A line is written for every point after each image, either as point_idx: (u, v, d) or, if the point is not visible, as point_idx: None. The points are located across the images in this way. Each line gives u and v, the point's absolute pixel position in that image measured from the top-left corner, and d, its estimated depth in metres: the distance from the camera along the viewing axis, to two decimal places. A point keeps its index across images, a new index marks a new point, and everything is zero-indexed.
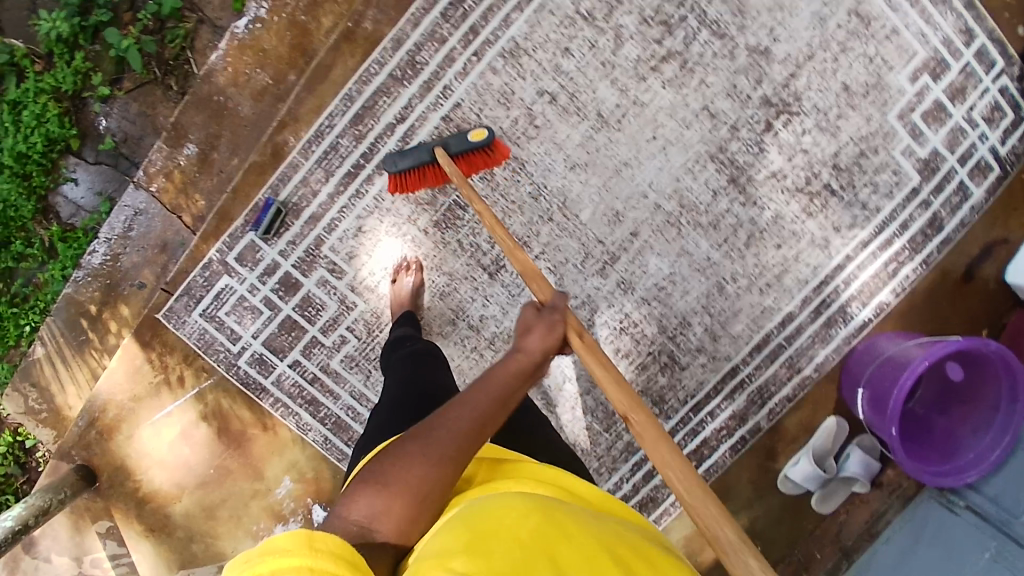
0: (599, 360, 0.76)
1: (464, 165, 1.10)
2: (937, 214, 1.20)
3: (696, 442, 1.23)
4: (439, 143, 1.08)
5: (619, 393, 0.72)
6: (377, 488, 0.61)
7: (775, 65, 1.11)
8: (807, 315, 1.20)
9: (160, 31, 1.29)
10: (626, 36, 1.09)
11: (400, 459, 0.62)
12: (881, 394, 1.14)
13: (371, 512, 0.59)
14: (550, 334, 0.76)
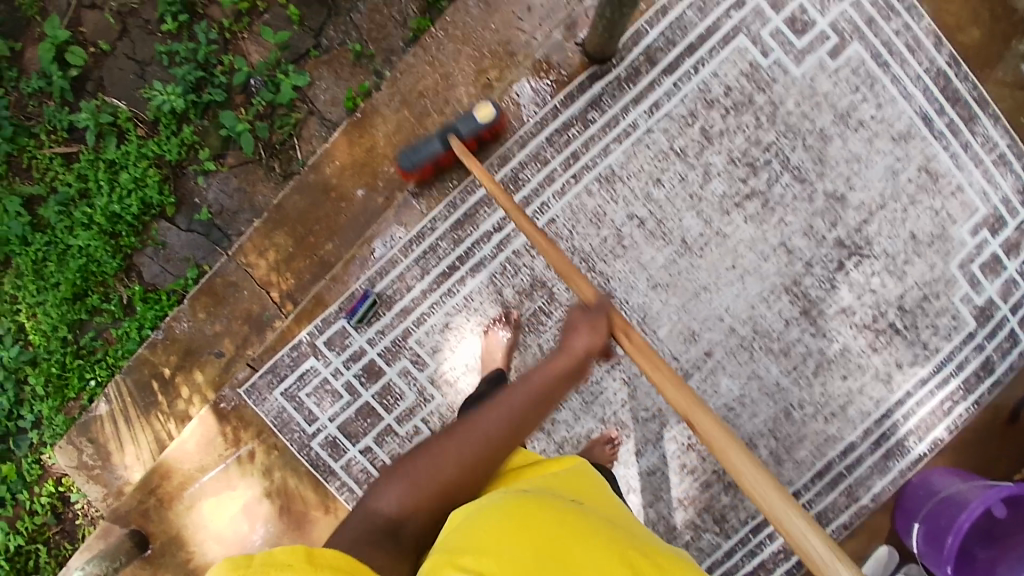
0: (646, 354, 0.77)
1: (473, 145, 1.18)
2: (990, 356, 1.25)
3: (753, 563, 1.25)
4: (451, 130, 1.15)
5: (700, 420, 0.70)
6: (409, 481, 0.68)
7: (849, 211, 1.21)
8: (867, 446, 1.25)
9: (271, 117, 1.36)
10: (714, 173, 1.20)
11: (426, 461, 0.69)
12: (938, 532, 1.17)
13: (397, 501, 0.67)
14: (593, 334, 0.77)
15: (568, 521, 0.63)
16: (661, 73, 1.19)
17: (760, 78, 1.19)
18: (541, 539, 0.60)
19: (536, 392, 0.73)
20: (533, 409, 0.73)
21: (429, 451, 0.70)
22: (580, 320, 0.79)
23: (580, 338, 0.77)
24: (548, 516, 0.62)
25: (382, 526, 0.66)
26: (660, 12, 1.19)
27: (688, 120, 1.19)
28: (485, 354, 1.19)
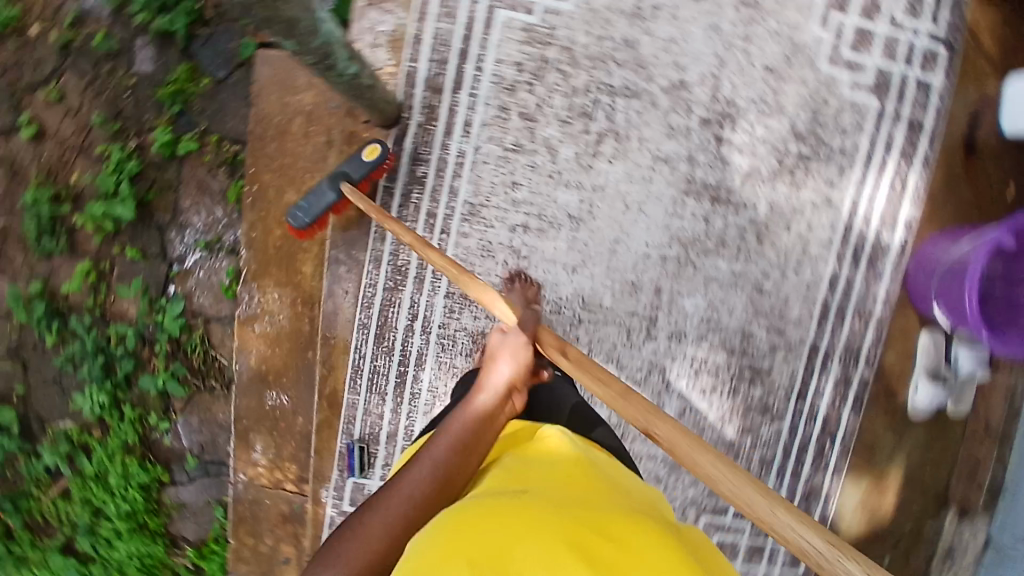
0: (589, 366, 0.77)
1: (366, 185, 1.13)
2: (912, 118, 1.20)
3: (820, 423, 1.26)
4: (341, 175, 1.10)
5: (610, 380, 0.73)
6: (333, 548, 0.63)
7: (695, 89, 1.17)
8: (849, 266, 1.23)
9: (180, 349, 1.41)
10: (556, 143, 1.17)
11: (368, 524, 0.65)
12: (955, 302, 1.15)
13: (338, 572, 0.61)
14: (513, 355, 0.84)
15: (512, 522, 0.54)
16: (452, 90, 1.17)
17: (539, 36, 1.16)
18: (468, 558, 0.50)
19: (463, 436, 0.73)
20: (479, 425, 0.75)
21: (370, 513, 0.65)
22: (501, 346, 0.86)
23: (501, 368, 0.83)
24: (489, 528, 0.54)
25: None
26: (417, 41, 1.16)
27: (504, 114, 1.17)
28: None
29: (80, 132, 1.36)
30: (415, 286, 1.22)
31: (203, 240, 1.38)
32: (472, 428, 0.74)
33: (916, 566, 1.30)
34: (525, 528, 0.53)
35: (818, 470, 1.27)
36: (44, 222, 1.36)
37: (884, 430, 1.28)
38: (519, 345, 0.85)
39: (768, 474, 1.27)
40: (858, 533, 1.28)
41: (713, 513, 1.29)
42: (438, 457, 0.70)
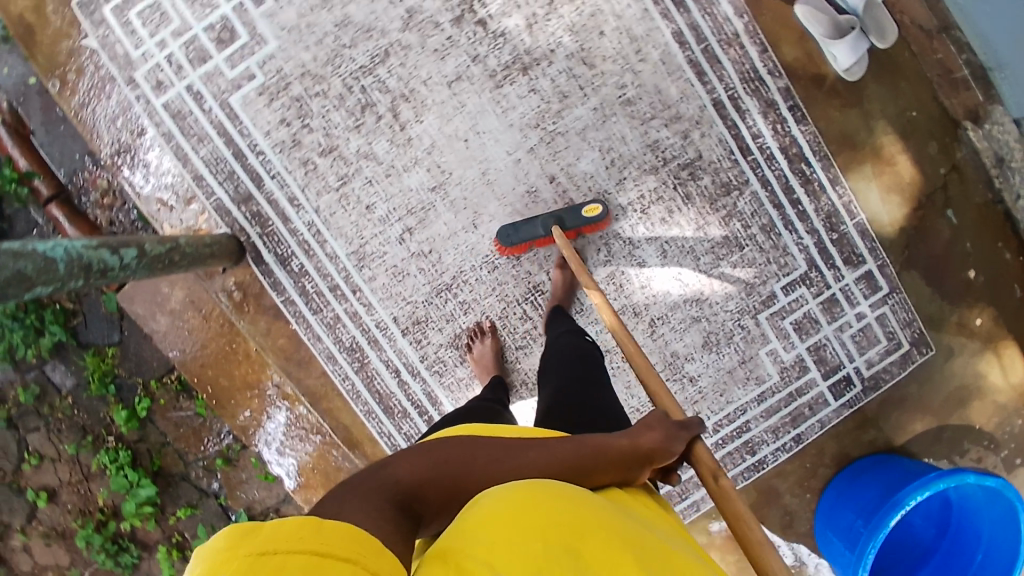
0: (724, 484, 0.71)
1: (570, 233, 1.17)
2: None
3: (783, 157, 1.20)
4: (557, 220, 1.14)
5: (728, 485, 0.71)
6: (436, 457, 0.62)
7: (428, 5, 1.13)
8: (680, 13, 1.15)
9: None
10: (370, 149, 1.16)
11: (459, 462, 0.63)
12: None
13: (412, 477, 0.60)
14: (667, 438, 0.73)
15: (587, 514, 0.53)
16: (258, 187, 1.16)
17: (274, 86, 1.14)
18: (539, 529, 0.49)
19: (579, 454, 0.65)
20: (610, 463, 0.67)
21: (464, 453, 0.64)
22: (660, 420, 0.76)
23: (653, 434, 0.73)
24: (560, 506, 0.52)
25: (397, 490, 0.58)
26: (200, 180, 1.16)
27: (309, 165, 1.16)
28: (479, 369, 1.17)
29: (75, 468, 1.46)
30: (376, 350, 1.20)
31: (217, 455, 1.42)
32: (594, 454, 0.66)
33: (980, 197, 1.26)
34: (598, 526, 0.52)
35: (816, 193, 1.21)
36: (115, 541, 1.46)
37: (838, 113, 1.21)
38: (678, 435, 0.75)
39: (779, 234, 1.21)
40: (906, 213, 1.24)
41: (768, 307, 1.23)
42: (556, 452, 0.64)
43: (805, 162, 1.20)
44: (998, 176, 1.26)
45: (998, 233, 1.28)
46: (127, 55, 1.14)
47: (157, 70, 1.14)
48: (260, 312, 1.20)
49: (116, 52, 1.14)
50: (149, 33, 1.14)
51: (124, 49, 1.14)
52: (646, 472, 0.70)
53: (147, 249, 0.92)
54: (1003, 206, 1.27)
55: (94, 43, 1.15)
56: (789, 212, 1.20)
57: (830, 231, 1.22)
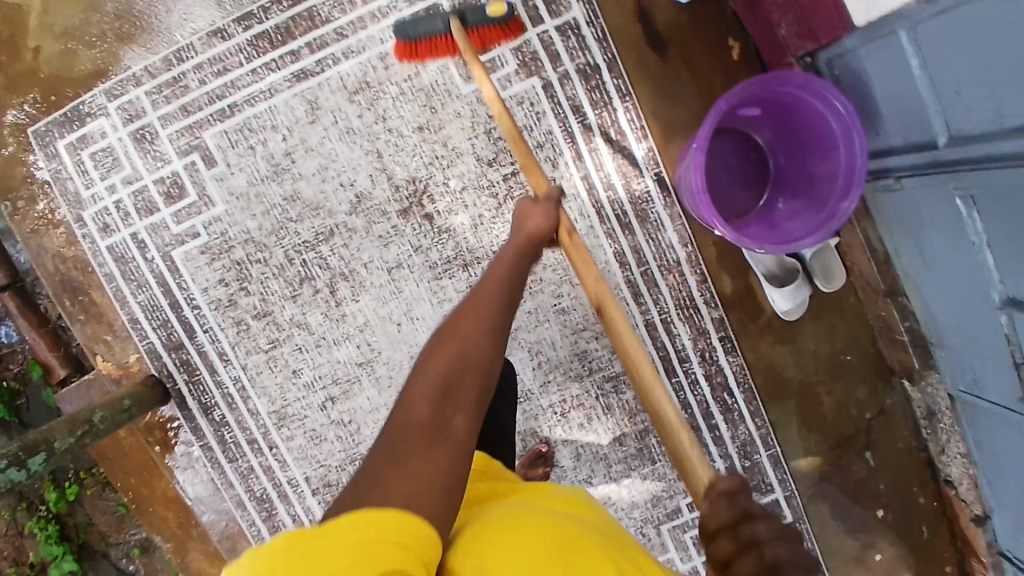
0: (581, 256, 0.79)
1: (478, 41, 0.95)
2: (580, 70, 1.12)
3: (707, 383, 1.21)
4: (453, 13, 0.92)
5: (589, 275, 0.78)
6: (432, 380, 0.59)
7: (376, 193, 1.15)
8: (625, 236, 1.17)
9: None
10: (303, 318, 1.18)
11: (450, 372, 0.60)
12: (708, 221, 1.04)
13: (431, 400, 0.57)
14: (548, 212, 0.80)
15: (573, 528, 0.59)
16: (190, 338, 1.19)
17: (218, 248, 1.16)
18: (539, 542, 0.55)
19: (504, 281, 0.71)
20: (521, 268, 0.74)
21: (419, 379, 0.59)
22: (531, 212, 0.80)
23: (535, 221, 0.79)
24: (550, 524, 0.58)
25: (424, 425, 0.56)
26: (136, 324, 1.19)
27: (242, 325, 1.18)
28: None
29: (10, 524, 1.50)
30: (286, 503, 1.24)
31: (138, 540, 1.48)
32: (510, 265, 0.73)
33: (902, 442, 1.25)
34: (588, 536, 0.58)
35: (735, 421, 1.22)
36: None
37: (772, 348, 1.21)
38: (553, 208, 0.81)
39: None
40: (823, 449, 1.25)
41: (671, 519, 1.24)
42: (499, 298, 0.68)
43: (727, 391, 1.21)
44: (926, 426, 1.23)
45: (917, 477, 1.26)
46: (78, 194, 1.16)
47: (105, 213, 1.16)
48: (183, 448, 1.25)
49: (67, 188, 1.17)
50: (100, 175, 1.15)
51: (76, 186, 1.16)
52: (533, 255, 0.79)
53: (55, 447, 0.98)
54: (926, 452, 1.25)
55: (46, 174, 1.17)
56: (704, 436, 1.22)
57: (742, 458, 1.24)
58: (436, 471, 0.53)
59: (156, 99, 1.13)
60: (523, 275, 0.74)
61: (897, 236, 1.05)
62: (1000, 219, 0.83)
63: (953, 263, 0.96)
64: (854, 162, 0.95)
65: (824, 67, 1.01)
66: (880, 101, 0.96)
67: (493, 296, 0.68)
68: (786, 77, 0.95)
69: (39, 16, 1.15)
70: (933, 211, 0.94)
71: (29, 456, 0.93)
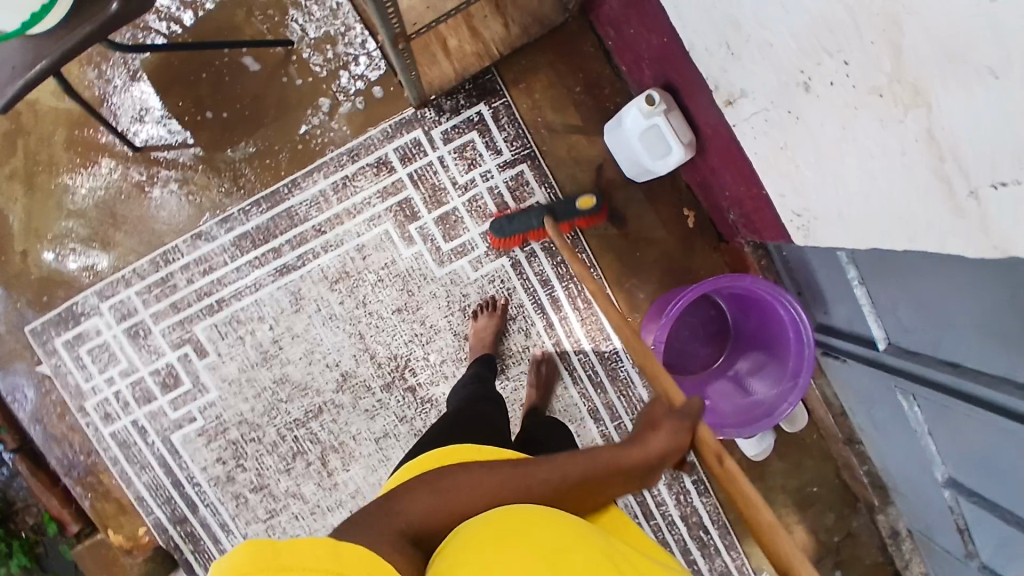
0: (723, 462, 0.66)
1: (564, 228, 1.13)
2: (545, 247, 1.20)
3: (684, 523, 1.27)
4: (548, 210, 1.10)
5: (636, 345, 0.78)
6: (437, 492, 0.57)
7: (360, 370, 1.22)
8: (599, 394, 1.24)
9: None
10: (297, 488, 1.24)
11: (459, 491, 0.58)
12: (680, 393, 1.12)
13: (421, 514, 0.56)
14: (676, 436, 0.68)
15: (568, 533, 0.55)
16: (193, 511, 1.25)
17: (213, 430, 1.23)
18: (529, 551, 0.51)
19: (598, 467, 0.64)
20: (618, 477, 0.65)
21: (415, 494, 0.57)
22: (664, 419, 0.69)
23: (661, 437, 0.68)
24: (544, 531, 0.54)
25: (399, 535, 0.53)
26: (142, 502, 1.25)
27: (241, 498, 1.25)
28: (475, 341, 1.17)
29: None
30: None
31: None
32: (610, 455, 0.65)
33: (869, 558, 1.29)
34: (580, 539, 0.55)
35: (714, 557, 1.27)
36: None
37: None
38: (683, 428, 0.69)
39: None
40: None
41: None
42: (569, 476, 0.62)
43: (704, 529, 1.26)
44: (891, 544, 1.28)
45: None
46: (78, 386, 1.23)
47: (106, 403, 1.23)
48: None
49: (68, 381, 1.23)
50: (98, 369, 1.22)
51: (75, 380, 1.23)
52: (655, 472, 0.68)
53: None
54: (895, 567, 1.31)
55: (46, 368, 1.23)
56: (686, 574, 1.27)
57: None
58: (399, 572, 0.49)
59: (147, 298, 1.20)
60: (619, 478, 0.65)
61: (848, 397, 1.13)
62: (936, 420, 0.90)
63: (900, 435, 1.03)
64: (801, 344, 1.04)
65: (773, 249, 1.09)
66: (824, 286, 1.02)
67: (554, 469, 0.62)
68: (734, 278, 1.03)
69: (22, 223, 1.20)
70: (879, 392, 1.01)
71: None
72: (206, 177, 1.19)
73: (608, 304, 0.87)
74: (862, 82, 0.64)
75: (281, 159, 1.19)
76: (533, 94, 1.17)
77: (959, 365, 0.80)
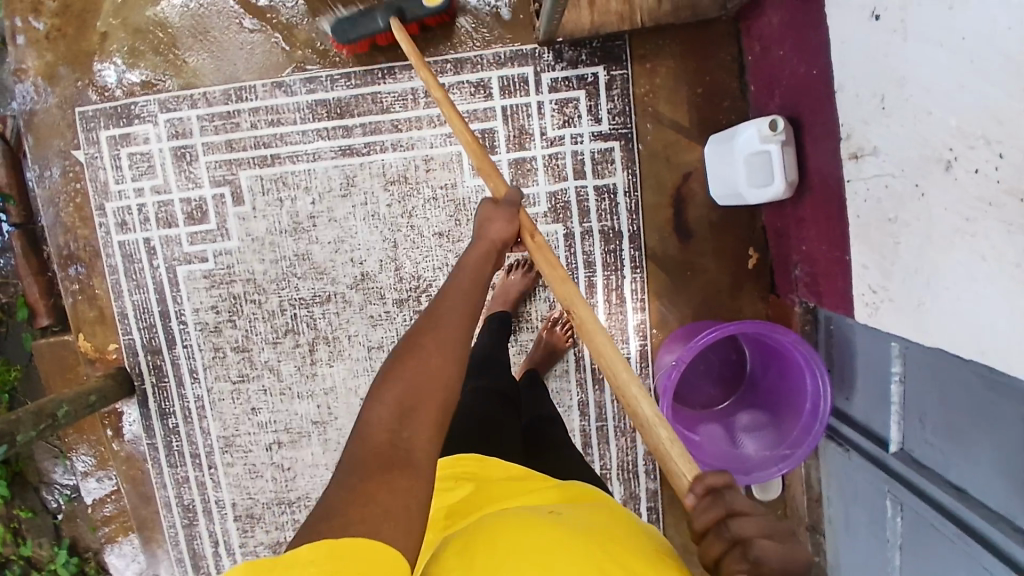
0: (545, 253, 0.75)
1: (412, 28, 1.10)
2: (603, 229, 1.16)
3: None
4: (396, 10, 1.04)
5: (475, 152, 0.82)
6: (398, 383, 0.58)
7: (380, 276, 1.19)
8: (595, 391, 1.22)
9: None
10: (276, 363, 1.23)
11: (414, 377, 0.58)
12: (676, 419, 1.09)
13: (389, 416, 0.56)
14: (507, 220, 0.78)
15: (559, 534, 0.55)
16: (169, 346, 1.24)
17: (220, 277, 1.20)
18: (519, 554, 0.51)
19: (472, 291, 0.69)
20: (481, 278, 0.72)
21: (377, 396, 0.57)
22: (492, 216, 0.78)
23: (496, 227, 0.77)
24: (535, 534, 0.54)
25: (385, 440, 0.54)
26: (123, 318, 1.23)
27: (219, 352, 1.23)
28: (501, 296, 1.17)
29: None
30: (206, 519, 1.28)
31: (43, 505, 1.38)
32: (477, 278, 0.71)
33: None
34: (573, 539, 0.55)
35: None
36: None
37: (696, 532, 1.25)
38: (506, 215, 0.78)
39: None
40: None
41: None
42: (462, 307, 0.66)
43: None
44: None
45: None
46: (106, 184, 1.20)
47: (127, 211, 1.20)
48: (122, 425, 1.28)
49: (98, 177, 1.20)
50: (133, 176, 1.19)
51: (106, 177, 1.20)
52: (496, 262, 0.76)
53: (15, 441, 1.02)
54: None
55: (82, 156, 1.20)
56: None
57: None
58: (409, 487, 0.51)
59: (205, 126, 1.17)
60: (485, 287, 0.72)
61: (833, 486, 1.12)
62: (915, 538, 0.89)
63: (869, 539, 1.02)
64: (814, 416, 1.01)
65: (821, 318, 1.05)
66: (857, 372, 0.99)
67: (449, 309, 0.65)
68: (772, 330, 1.00)
69: (115, 6, 1.17)
70: (868, 492, 1.00)
71: None
72: (306, 34, 1.15)
73: (452, 111, 0.84)
74: (1010, 180, 0.59)
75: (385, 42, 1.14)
76: (654, 78, 1.13)
77: (965, 492, 0.78)
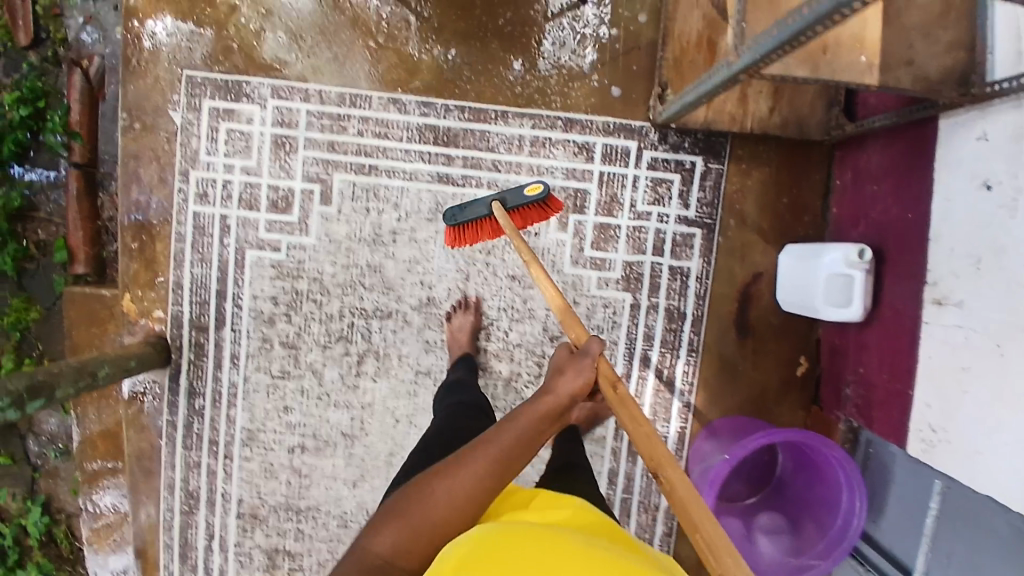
0: (630, 411, 0.72)
1: None
2: (669, 308, 1.20)
3: None
4: None
5: (560, 306, 0.85)
6: (400, 519, 0.64)
7: (444, 305, 1.21)
8: (626, 462, 1.25)
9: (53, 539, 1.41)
10: (320, 366, 1.22)
11: (423, 512, 0.64)
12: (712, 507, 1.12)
13: (390, 547, 0.62)
14: (580, 376, 0.75)
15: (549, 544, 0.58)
16: (216, 327, 1.22)
17: (288, 270, 1.20)
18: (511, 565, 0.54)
19: (520, 431, 0.70)
20: (540, 427, 0.72)
21: (383, 527, 0.64)
22: (566, 365, 0.77)
23: (567, 381, 0.75)
24: (525, 544, 0.57)
25: (377, 568, 0.61)
26: (178, 289, 1.21)
27: (267, 344, 1.22)
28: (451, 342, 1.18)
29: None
30: (207, 510, 1.25)
31: (24, 454, 1.39)
32: (533, 425, 0.71)
33: None
34: (563, 551, 0.57)
35: None
36: None
37: None
38: (585, 369, 0.76)
39: None
40: None
41: None
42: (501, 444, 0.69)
43: None
44: None
45: None
46: (195, 153, 1.19)
47: (210, 184, 1.20)
48: (140, 393, 1.24)
49: (189, 143, 1.19)
50: (226, 151, 1.19)
51: (197, 146, 1.19)
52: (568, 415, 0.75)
53: (54, 396, 0.96)
54: None
55: (177, 118, 1.19)
56: None
57: None
58: None
59: (312, 122, 1.18)
60: (544, 435, 0.72)
61: None
62: None
63: None
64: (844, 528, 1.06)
65: (862, 441, 1.12)
66: (890, 499, 1.06)
67: (489, 450, 0.68)
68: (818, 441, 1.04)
69: None
70: None
71: (30, 401, 0.90)
72: (431, 58, 1.17)
73: (547, 278, 0.90)
74: None
75: (504, 84, 1.18)
76: (747, 179, 1.19)
77: None
